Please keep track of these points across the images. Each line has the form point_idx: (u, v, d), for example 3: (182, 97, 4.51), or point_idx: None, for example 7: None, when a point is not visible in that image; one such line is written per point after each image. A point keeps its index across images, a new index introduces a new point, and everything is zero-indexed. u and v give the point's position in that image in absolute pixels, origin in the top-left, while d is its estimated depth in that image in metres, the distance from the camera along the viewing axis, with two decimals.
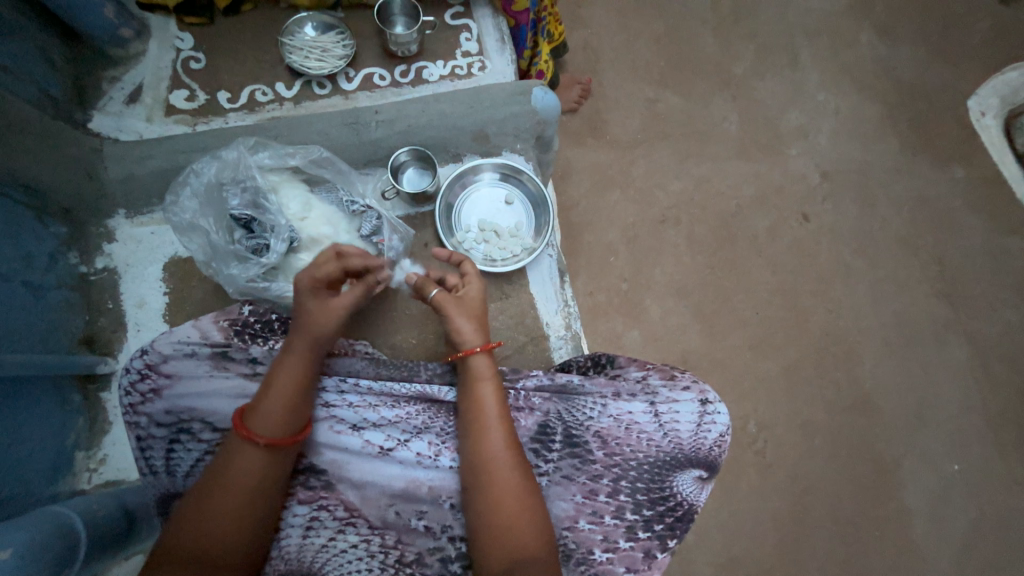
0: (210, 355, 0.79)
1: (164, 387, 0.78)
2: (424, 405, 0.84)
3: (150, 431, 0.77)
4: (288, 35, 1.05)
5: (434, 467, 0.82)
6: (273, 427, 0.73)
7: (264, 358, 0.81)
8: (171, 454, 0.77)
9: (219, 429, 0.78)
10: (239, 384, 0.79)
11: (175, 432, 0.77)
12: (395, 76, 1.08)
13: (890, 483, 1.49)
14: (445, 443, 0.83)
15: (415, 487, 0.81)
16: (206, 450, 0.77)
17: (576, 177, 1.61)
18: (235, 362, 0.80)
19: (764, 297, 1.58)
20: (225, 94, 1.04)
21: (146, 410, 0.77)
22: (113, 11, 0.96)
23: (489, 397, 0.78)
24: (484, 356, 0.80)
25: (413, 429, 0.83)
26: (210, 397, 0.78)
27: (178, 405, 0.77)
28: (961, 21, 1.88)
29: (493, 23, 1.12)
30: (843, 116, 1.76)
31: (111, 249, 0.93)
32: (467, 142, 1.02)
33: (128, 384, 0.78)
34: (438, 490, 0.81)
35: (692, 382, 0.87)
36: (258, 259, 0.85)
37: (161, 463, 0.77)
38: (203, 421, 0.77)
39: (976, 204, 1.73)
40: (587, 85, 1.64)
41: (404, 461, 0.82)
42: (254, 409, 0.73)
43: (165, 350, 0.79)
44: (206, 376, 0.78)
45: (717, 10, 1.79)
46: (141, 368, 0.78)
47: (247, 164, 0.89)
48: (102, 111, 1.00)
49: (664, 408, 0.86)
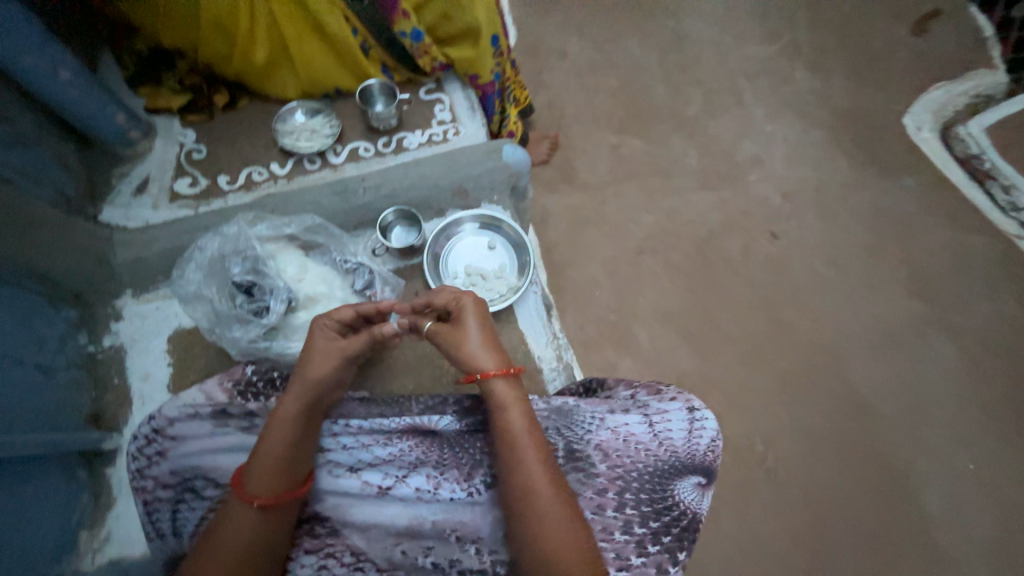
0: (212, 414, 0.81)
1: (169, 448, 0.79)
2: (417, 439, 0.85)
3: (156, 494, 0.78)
4: (280, 121, 1.18)
5: (435, 500, 0.82)
6: (267, 488, 0.73)
7: (261, 413, 0.82)
8: (177, 515, 0.78)
9: (222, 485, 0.79)
10: (239, 439, 0.81)
11: (180, 493, 0.79)
12: (378, 147, 1.20)
13: (907, 488, 1.47)
14: (444, 475, 0.83)
15: (418, 524, 0.81)
16: (210, 507, 0.78)
17: (554, 222, 1.73)
18: (234, 419, 0.81)
19: (746, 313, 1.65)
20: (224, 178, 1.14)
21: (151, 473, 0.79)
22: (123, 117, 1.09)
23: (517, 420, 0.78)
24: (507, 378, 0.80)
25: (409, 464, 0.83)
26: (212, 454, 0.80)
27: (183, 465, 0.79)
28: (881, 53, 2.11)
29: (463, 95, 1.27)
30: (792, 142, 1.92)
31: (118, 327, 0.99)
32: (448, 198, 1.12)
33: (135, 450, 0.79)
34: (442, 525, 0.81)
35: (677, 392, 0.91)
36: (258, 322, 0.89)
37: (167, 526, 0.78)
38: (207, 478, 0.79)
39: (929, 207, 1.85)
40: (555, 139, 1.80)
41: (406, 497, 0.82)
42: (246, 472, 0.74)
43: (171, 413, 0.80)
44: (208, 435, 0.80)
45: (664, 64, 2.01)
46: (148, 433, 0.80)
47: (247, 236, 0.94)
48: (111, 203, 1.09)
49: (656, 418, 0.88)
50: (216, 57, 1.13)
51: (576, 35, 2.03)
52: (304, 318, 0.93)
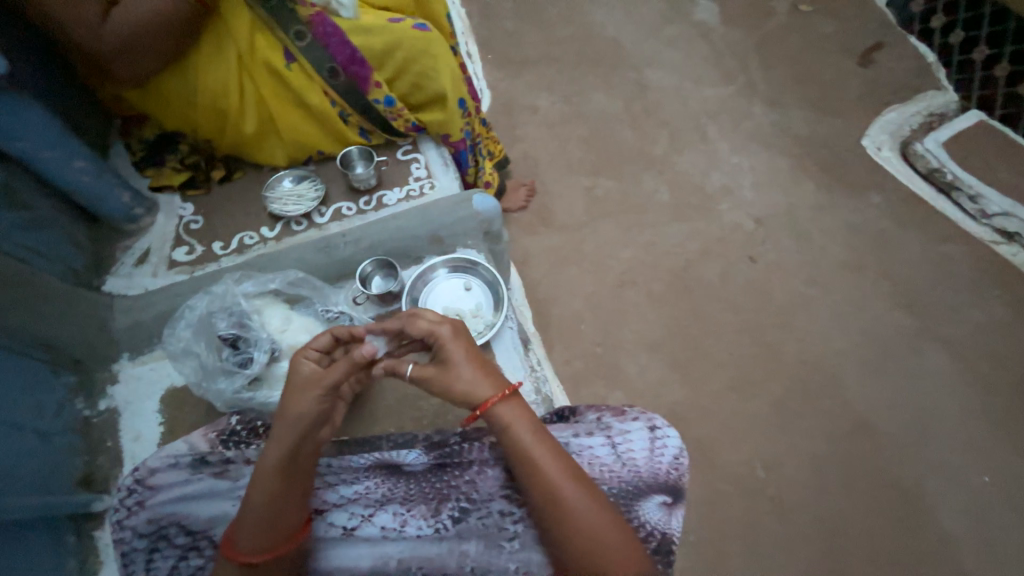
0: (190, 463, 0.88)
1: (148, 498, 0.85)
2: (383, 477, 0.91)
3: (133, 542, 0.83)
4: (269, 189, 1.29)
5: (400, 537, 0.88)
6: (255, 546, 0.78)
7: (236, 459, 0.89)
8: (151, 565, 0.83)
9: (193, 532, 0.85)
10: (211, 484, 0.87)
11: (155, 540, 0.84)
12: (360, 205, 1.30)
13: (921, 508, 1.42)
14: (409, 512, 0.89)
15: (384, 562, 0.87)
16: (182, 554, 0.84)
17: (535, 262, 1.80)
18: (210, 466, 0.88)
19: (732, 337, 1.67)
20: (219, 244, 1.24)
21: (130, 523, 0.84)
22: (129, 196, 1.19)
23: (527, 437, 0.83)
24: (507, 398, 0.85)
25: (377, 503, 0.90)
26: (188, 501, 0.86)
27: (160, 513, 0.85)
28: (832, 85, 2.21)
29: (436, 152, 1.38)
30: (758, 171, 2.02)
31: (113, 390, 1.04)
32: (425, 246, 1.20)
33: (117, 501, 0.85)
34: (408, 562, 0.87)
35: (640, 412, 0.95)
36: (244, 372, 0.95)
37: (141, 574, 0.83)
38: (180, 526, 0.85)
39: (903, 221, 1.89)
40: (531, 186, 1.91)
41: (372, 536, 0.89)
42: (235, 532, 0.78)
43: (154, 464, 0.87)
44: (185, 482, 0.86)
45: (630, 110, 2.16)
46: (131, 484, 0.86)
47: (234, 293, 1.02)
48: (114, 274, 1.18)
49: (619, 439, 0.93)
50: (211, 135, 1.27)
51: (545, 92, 2.20)
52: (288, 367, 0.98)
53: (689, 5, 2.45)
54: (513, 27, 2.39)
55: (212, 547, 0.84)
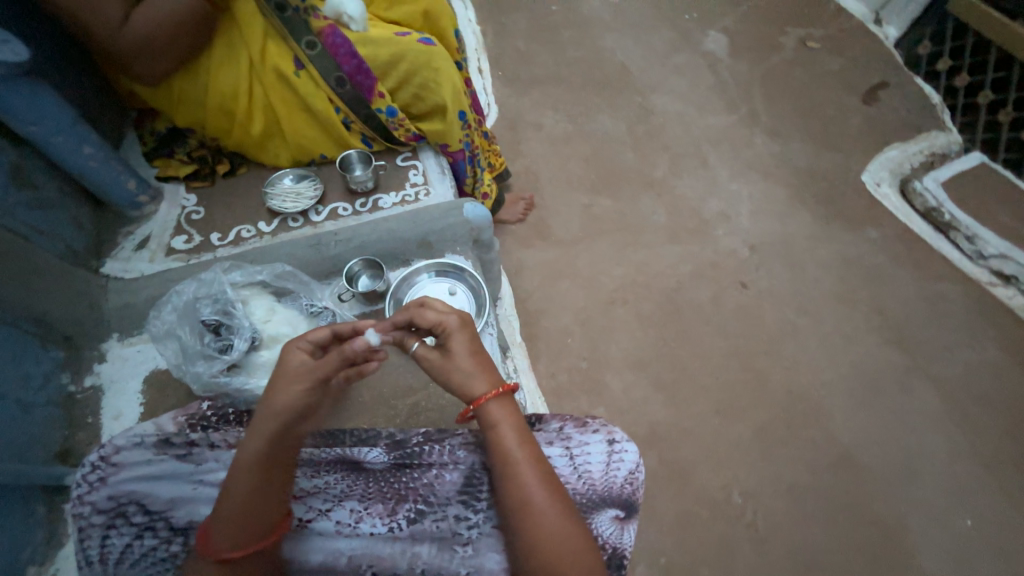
0: (155, 443, 0.90)
1: (110, 475, 0.87)
2: (343, 473, 0.92)
3: (91, 519, 0.85)
4: (270, 186, 1.34)
5: (354, 534, 0.89)
6: (233, 543, 0.77)
7: (200, 441, 0.91)
8: (106, 542, 0.85)
9: (151, 512, 0.87)
10: (174, 466, 0.89)
11: (113, 518, 0.85)
12: (356, 207, 1.33)
13: (901, 548, 1.39)
14: (365, 510, 0.90)
15: (335, 558, 0.88)
16: (138, 533, 0.86)
17: (528, 274, 1.83)
18: (174, 447, 0.90)
19: (720, 361, 1.66)
20: (216, 235, 1.28)
21: (90, 499, 0.86)
22: (134, 184, 1.24)
23: (510, 439, 0.84)
24: (500, 398, 0.86)
25: (335, 498, 0.91)
26: (149, 481, 0.88)
27: (120, 491, 0.87)
28: (834, 120, 2.22)
29: (435, 161, 1.41)
30: (756, 199, 2.03)
31: (99, 369, 1.07)
32: (413, 249, 1.23)
33: (80, 476, 0.86)
34: (359, 560, 0.88)
35: (601, 424, 0.96)
36: (222, 357, 0.99)
37: (96, 551, 0.84)
38: (139, 504, 0.87)
39: (899, 257, 1.88)
40: (529, 200, 1.94)
41: (326, 531, 0.89)
42: (212, 531, 0.77)
43: (120, 442, 0.89)
44: (149, 462, 0.89)
45: (632, 133, 2.20)
46: (95, 460, 0.87)
47: (221, 282, 1.05)
48: (113, 257, 1.22)
49: (577, 450, 0.94)
50: (219, 133, 1.33)
51: (551, 111, 2.26)
52: (266, 357, 1.01)
53: (698, 36, 2.50)
54: (525, 47, 2.46)
55: (168, 528, 0.87)
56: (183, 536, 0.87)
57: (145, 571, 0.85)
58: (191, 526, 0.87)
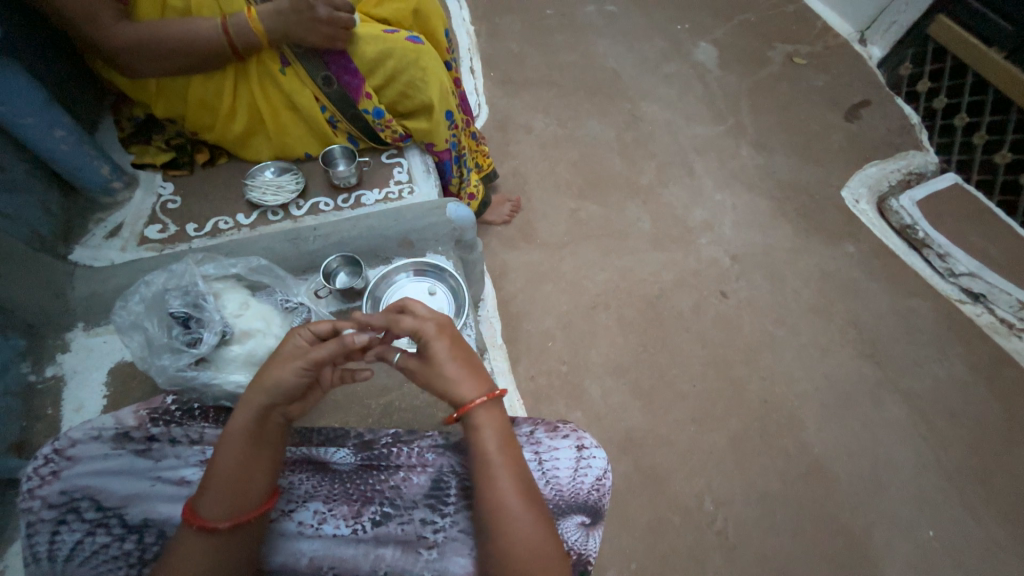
0: (113, 436, 0.87)
1: (64, 468, 0.84)
2: (310, 472, 0.91)
3: (40, 514, 0.82)
4: (250, 178, 1.32)
5: (317, 536, 0.88)
6: (224, 510, 0.76)
7: (162, 435, 0.89)
8: (55, 538, 0.82)
9: (105, 508, 0.84)
10: (132, 462, 0.87)
11: (63, 513, 0.82)
12: (337, 202, 1.32)
13: (867, 558, 1.42)
14: (331, 511, 0.89)
15: (295, 560, 0.86)
16: (89, 529, 0.83)
17: (512, 276, 1.83)
18: (133, 441, 0.88)
19: (698, 369, 1.68)
20: (193, 225, 1.25)
21: (40, 493, 0.82)
22: (108, 170, 1.22)
23: (487, 441, 0.83)
24: (488, 403, 0.84)
25: (300, 498, 0.89)
26: (105, 476, 0.86)
27: (73, 485, 0.84)
28: (818, 136, 2.26)
29: (420, 159, 1.41)
30: (739, 210, 2.05)
31: (62, 358, 1.04)
32: (394, 248, 1.23)
33: (31, 469, 0.83)
34: (320, 561, 0.86)
35: (570, 430, 0.96)
36: (190, 351, 0.96)
37: (44, 549, 0.81)
38: (92, 500, 0.84)
39: (874, 272, 1.92)
40: (516, 202, 1.94)
41: (288, 531, 0.87)
42: (200, 497, 0.76)
43: (76, 435, 0.86)
44: (104, 456, 0.86)
45: (621, 139, 2.22)
46: (48, 453, 0.84)
47: (192, 273, 1.03)
48: (82, 244, 1.19)
49: (546, 456, 0.95)
50: (200, 126, 1.30)
51: (541, 114, 2.26)
52: (236, 351, 0.99)
53: (689, 46, 2.53)
54: (518, 49, 2.47)
55: (123, 525, 0.84)
56: (137, 534, 0.85)
57: (95, 569, 0.82)
58: (148, 522, 0.85)
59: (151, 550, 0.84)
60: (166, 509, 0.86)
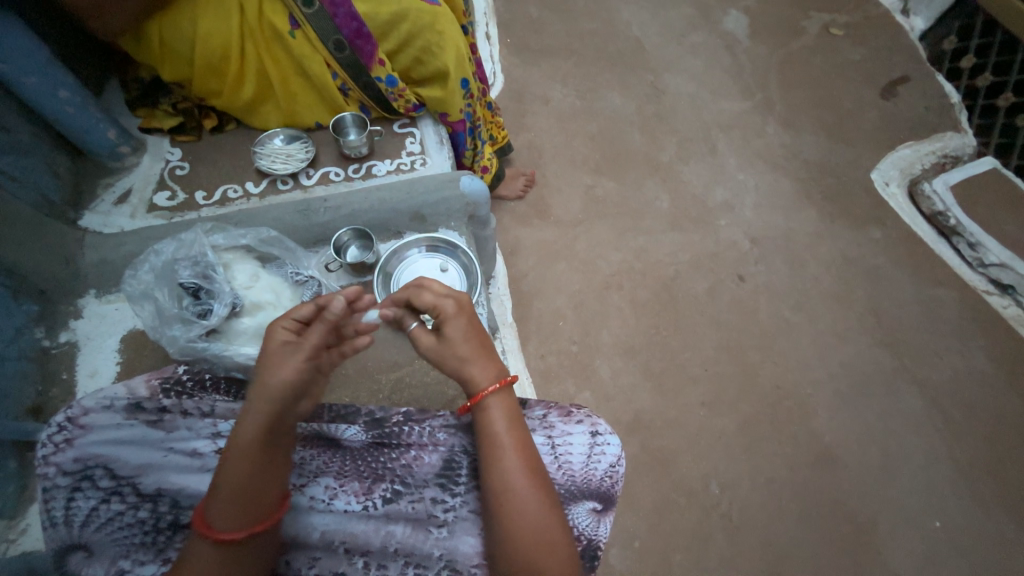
0: (126, 407, 0.89)
1: (77, 436, 0.86)
2: (321, 448, 0.91)
3: (55, 481, 0.83)
4: (260, 146, 1.28)
5: (328, 510, 0.89)
6: (234, 521, 0.74)
7: (173, 407, 0.91)
8: (71, 504, 0.83)
9: (118, 477, 0.86)
10: (143, 432, 0.88)
11: (78, 480, 0.84)
12: (348, 172, 1.28)
13: (870, 545, 1.42)
14: (341, 487, 0.89)
15: (307, 533, 0.87)
16: (103, 497, 0.84)
17: (524, 253, 1.79)
18: (145, 411, 0.90)
19: (710, 352, 1.66)
20: (202, 194, 1.23)
21: (55, 459, 0.84)
22: (115, 134, 1.19)
23: (500, 425, 0.82)
24: (499, 391, 0.84)
25: (311, 473, 0.90)
26: (118, 446, 0.87)
27: (87, 453, 0.85)
28: (850, 114, 2.14)
29: (434, 129, 1.35)
30: (762, 191, 1.97)
31: (75, 325, 1.05)
32: (406, 222, 1.20)
33: (46, 437, 0.85)
34: (332, 535, 0.88)
35: (585, 416, 0.96)
36: (200, 322, 0.95)
37: (61, 515, 0.83)
38: (106, 468, 0.85)
39: (899, 260, 1.85)
40: (530, 177, 1.88)
41: (300, 505, 0.88)
42: (209, 507, 0.74)
43: (88, 403, 0.88)
44: (118, 426, 0.87)
45: (642, 113, 2.12)
46: (62, 421, 0.86)
47: (201, 243, 1.00)
48: (92, 210, 1.18)
49: (560, 440, 0.94)
50: (207, 92, 1.25)
51: (559, 84, 2.17)
52: (247, 323, 0.99)
53: (718, 14, 2.39)
54: (537, 14, 2.34)
55: (137, 494, 0.86)
56: (151, 503, 0.86)
57: (112, 536, 0.84)
58: (161, 492, 0.87)
59: (165, 519, 0.86)
60: (179, 480, 0.87)
